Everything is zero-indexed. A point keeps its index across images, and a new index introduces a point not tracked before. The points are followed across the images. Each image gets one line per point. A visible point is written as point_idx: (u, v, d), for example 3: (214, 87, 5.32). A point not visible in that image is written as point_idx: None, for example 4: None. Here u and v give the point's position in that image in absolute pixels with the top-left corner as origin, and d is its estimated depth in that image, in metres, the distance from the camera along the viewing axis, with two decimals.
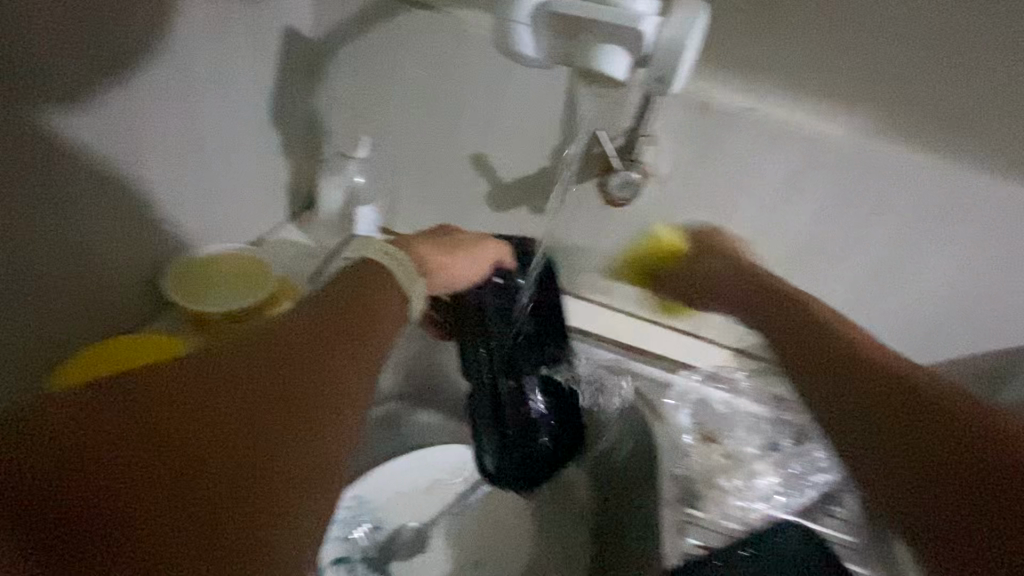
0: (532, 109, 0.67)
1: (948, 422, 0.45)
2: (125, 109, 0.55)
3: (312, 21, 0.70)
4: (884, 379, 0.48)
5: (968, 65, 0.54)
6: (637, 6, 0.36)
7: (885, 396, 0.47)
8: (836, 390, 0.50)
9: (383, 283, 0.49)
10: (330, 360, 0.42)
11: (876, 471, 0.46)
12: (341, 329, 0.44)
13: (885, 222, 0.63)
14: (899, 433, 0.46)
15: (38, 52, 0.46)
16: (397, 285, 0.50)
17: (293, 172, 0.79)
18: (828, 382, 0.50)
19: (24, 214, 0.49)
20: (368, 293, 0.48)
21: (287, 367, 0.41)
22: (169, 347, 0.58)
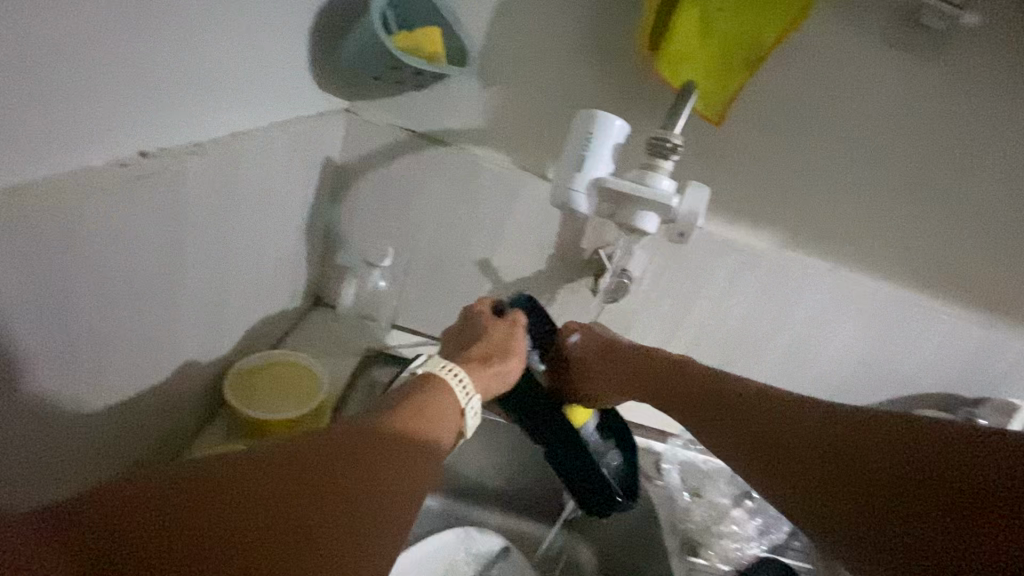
0: (536, 227, 0.81)
1: (847, 439, 0.52)
2: (247, 236, 0.61)
3: (344, 148, 0.79)
4: (729, 400, 0.59)
5: (848, 206, 0.78)
6: (665, 187, 0.52)
7: (740, 413, 0.58)
8: (702, 420, 0.60)
9: (436, 389, 0.47)
10: (397, 456, 0.38)
11: (767, 475, 0.55)
12: (403, 429, 0.40)
13: (799, 309, 0.85)
14: (795, 443, 0.54)
15: (193, 171, 0.48)
16: (454, 392, 0.48)
17: (310, 276, 0.84)
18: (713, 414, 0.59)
19: (134, 333, 0.48)
20: (426, 404, 0.45)
21: (364, 451, 0.36)
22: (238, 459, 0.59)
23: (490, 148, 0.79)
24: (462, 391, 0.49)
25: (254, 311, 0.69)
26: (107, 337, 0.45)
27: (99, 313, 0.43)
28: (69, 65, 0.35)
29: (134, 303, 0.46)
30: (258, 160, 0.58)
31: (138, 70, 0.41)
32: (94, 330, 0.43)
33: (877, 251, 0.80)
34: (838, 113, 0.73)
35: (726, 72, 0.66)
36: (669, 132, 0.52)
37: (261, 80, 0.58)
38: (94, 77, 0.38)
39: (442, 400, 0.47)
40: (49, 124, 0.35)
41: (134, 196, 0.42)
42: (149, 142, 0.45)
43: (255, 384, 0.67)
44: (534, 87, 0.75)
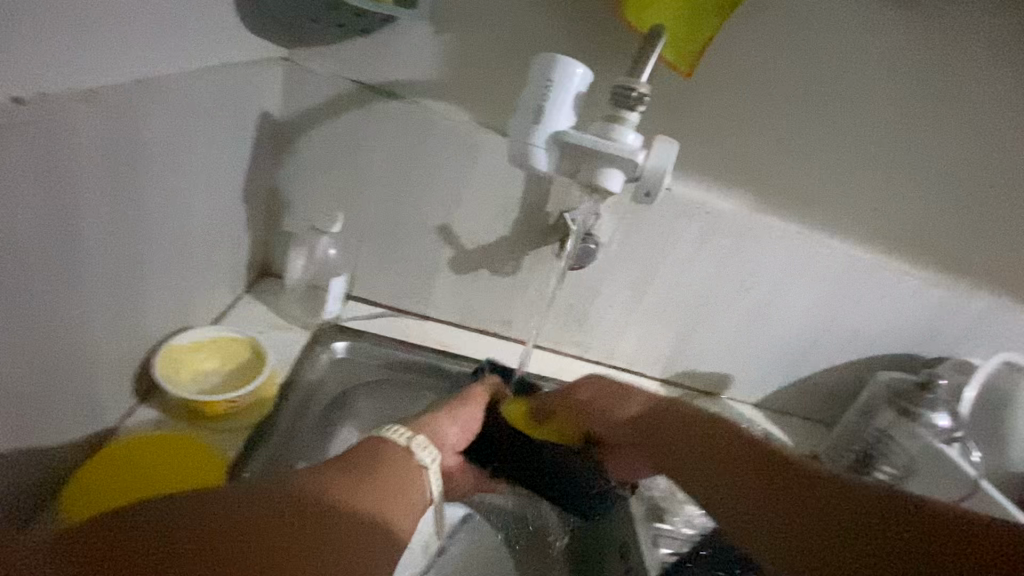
0: (497, 190, 0.76)
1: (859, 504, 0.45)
2: (164, 200, 0.54)
3: (284, 102, 0.72)
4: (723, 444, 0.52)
5: (817, 167, 0.76)
6: (629, 141, 0.47)
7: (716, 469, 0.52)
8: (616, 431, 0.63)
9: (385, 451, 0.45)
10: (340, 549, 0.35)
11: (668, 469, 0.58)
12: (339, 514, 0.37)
13: (764, 274, 0.83)
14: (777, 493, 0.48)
15: (77, 112, 0.40)
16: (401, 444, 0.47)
17: (252, 246, 0.77)
18: (693, 446, 0.53)
19: (29, 306, 0.41)
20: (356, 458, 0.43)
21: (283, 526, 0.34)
22: (182, 451, 0.55)
23: (446, 103, 0.73)
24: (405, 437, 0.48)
25: (185, 284, 0.62)
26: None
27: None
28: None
29: (22, 270, 0.39)
30: (171, 111, 0.51)
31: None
32: None
33: (845, 213, 0.79)
34: (811, 67, 0.70)
35: (697, 16, 0.61)
36: (633, 80, 0.47)
37: (173, 18, 0.51)
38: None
39: (395, 468, 0.44)
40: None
41: (2, 147, 0.35)
42: (23, 83, 0.37)
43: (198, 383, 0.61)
44: (492, 34, 0.69)
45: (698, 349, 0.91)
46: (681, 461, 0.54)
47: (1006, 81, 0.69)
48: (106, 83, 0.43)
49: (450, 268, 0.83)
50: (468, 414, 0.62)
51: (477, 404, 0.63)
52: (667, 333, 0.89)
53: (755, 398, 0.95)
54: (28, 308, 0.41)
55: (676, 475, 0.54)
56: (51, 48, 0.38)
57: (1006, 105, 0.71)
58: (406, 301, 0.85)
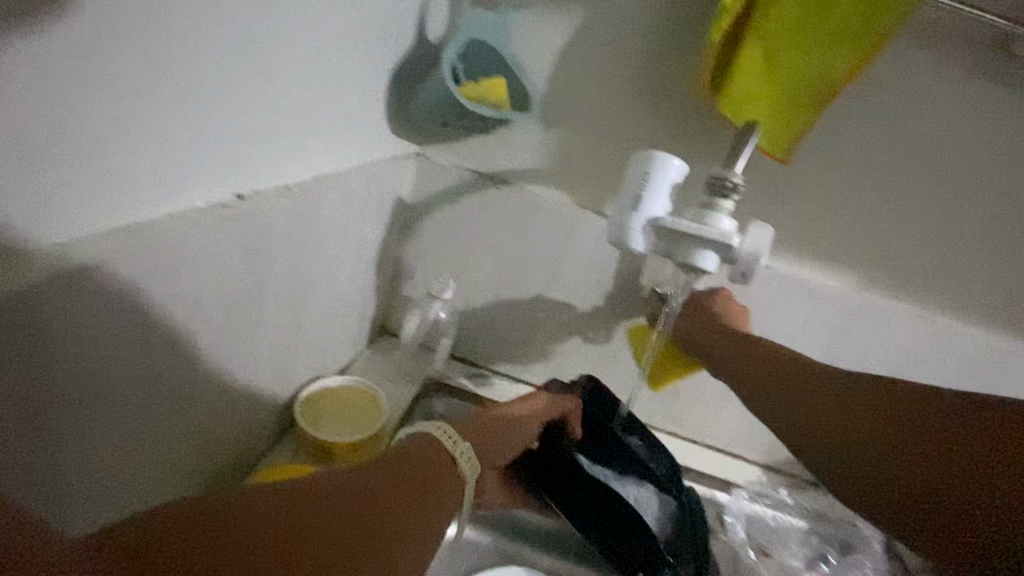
0: (595, 263, 0.82)
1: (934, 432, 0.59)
2: (321, 268, 0.66)
3: (414, 188, 0.84)
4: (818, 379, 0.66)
5: (931, 247, 0.74)
6: (724, 226, 0.51)
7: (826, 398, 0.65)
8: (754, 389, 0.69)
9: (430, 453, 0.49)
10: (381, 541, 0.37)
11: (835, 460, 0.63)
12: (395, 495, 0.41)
13: (877, 355, 0.79)
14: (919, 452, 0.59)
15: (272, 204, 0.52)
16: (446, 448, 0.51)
17: (377, 307, 0.88)
18: (841, 422, 0.63)
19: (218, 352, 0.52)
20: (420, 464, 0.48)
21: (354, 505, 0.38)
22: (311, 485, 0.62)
23: (552, 188, 0.81)
24: (447, 439, 0.52)
25: (325, 339, 0.74)
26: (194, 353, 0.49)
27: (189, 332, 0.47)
28: (171, 113, 0.41)
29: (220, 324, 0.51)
30: (336, 200, 0.64)
31: (228, 123, 0.47)
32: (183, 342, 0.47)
33: (968, 293, 0.75)
34: (921, 149, 0.70)
35: (793, 110, 0.65)
36: (727, 172, 0.51)
37: (343, 130, 0.65)
38: (188, 128, 0.43)
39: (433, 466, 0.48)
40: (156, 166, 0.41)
41: (223, 233, 0.47)
42: (243, 185, 0.50)
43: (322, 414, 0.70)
44: (595, 128, 0.77)
45: None
46: (818, 407, 0.65)
47: None
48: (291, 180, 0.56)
49: (547, 334, 0.88)
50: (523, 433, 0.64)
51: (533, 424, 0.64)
52: None
53: None
54: (218, 354, 0.52)
55: (807, 410, 0.65)
56: (256, 157, 0.51)
57: None
58: (505, 363, 0.91)
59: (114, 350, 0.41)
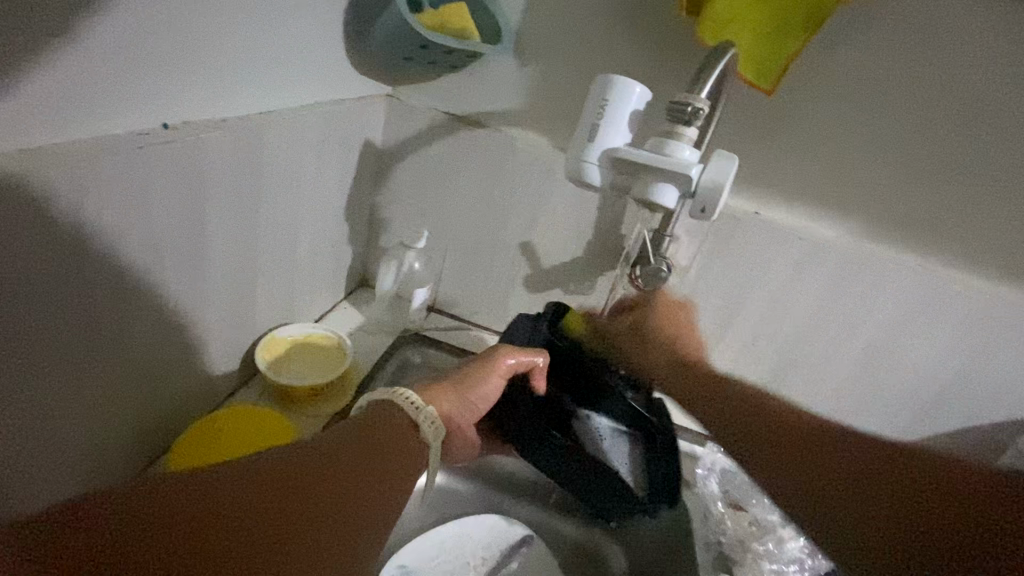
0: (573, 211, 0.78)
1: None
2: (277, 212, 0.64)
3: (386, 133, 0.81)
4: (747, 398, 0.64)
5: (935, 190, 0.68)
6: (682, 156, 0.47)
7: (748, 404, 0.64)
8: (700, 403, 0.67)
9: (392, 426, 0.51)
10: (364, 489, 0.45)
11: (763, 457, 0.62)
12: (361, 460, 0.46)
13: (872, 309, 0.74)
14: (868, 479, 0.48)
15: (207, 136, 0.50)
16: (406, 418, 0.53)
17: (353, 258, 0.87)
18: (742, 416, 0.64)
19: (154, 291, 0.51)
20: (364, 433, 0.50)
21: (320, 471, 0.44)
22: (268, 427, 0.62)
23: (528, 131, 0.77)
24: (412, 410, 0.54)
25: (290, 286, 0.73)
26: (126, 289, 0.48)
27: (114, 267, 0.46)
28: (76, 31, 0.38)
29: (151, 260, 0.49)
30: (286, 137, 0.61)
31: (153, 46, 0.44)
32: (112, 278, 0.46)
33: (975, 243, 0.69)
34: (929, 80, 0.63)
35: (781, 35, 0.59)
36: (691, 95, 0.46)
37: (295, 64, 0.61)
38: (104, 50, 0.41)
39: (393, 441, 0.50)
40: (68, 89, 0.39)
41: (147, 166, 0.45)
42: (171, 116, 0.48)
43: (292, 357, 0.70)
44: (572, 64, 0.72)
45: (792, 390, 0.83)
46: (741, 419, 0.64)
47: None
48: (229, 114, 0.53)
49: (526, 286, 0.86)
50: (485, 385, 0.64)
51: (493, 374, 0.64)
52: (756, 368, 0.83)
53: None
54: (154, 293, 0.51)
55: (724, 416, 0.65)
56: (188, 87, 0.49)
57: None
58: (485, 316, 0.90)
59: (39, 284, 0.40)
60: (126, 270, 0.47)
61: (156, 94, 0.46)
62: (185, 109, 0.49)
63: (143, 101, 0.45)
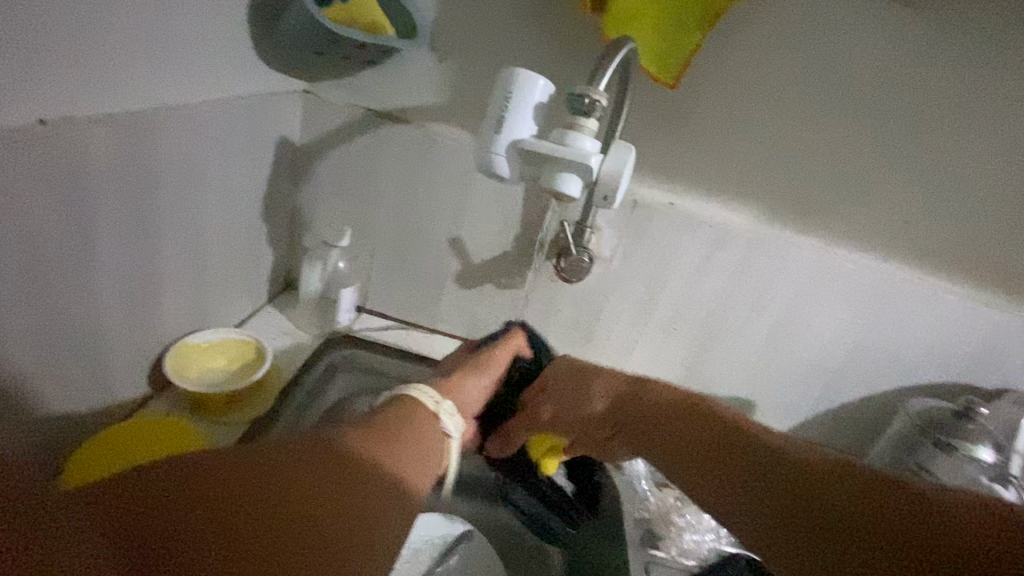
0: (497, 205, 0.79)
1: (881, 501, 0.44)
2: (180, 211, 0.61)
3: (303, 129, 0.79)
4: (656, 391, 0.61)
5: (826, 177, 0.73)
6: (584, 146, 0.48)
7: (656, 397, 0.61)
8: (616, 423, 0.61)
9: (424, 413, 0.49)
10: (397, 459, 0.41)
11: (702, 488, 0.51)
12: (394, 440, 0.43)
13: (779, 288, 0.79)
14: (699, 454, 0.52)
15: (89, 127, 0.47)
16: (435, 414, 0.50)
17: (274, 260, 0.84)
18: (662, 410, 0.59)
19: (36, 296, 0.47)
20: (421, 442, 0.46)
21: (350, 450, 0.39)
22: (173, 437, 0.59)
23: (448, 125, 0.77)
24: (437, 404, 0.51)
25: (201, 289, 0.69)
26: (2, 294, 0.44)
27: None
28: None
29: (30, 262, 0.46)
30: (186, 131, 0.58)
31: (21, 32, 0.41)
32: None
33: (863, 226, 0.75)
34: (814, 75, 0.69)
35: (679, 29, 0.62)
36: (589, 88, 0.48)
37: (192, 55, 0.59)
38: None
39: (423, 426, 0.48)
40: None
41: (15, 161, 0.42)
42: (48, 108, 0.45)
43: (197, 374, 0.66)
44: (488, 59, 0.72)
45: (712, 370, 0.87)
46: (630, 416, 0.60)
47: None
48: (117, 105, 0.50)
49: (456, 282, 0.86)
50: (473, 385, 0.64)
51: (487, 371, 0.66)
52: (679, 352, 0.86)
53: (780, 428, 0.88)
54: (36, 298, 0.47)
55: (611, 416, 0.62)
56: (67, 74, 0.45)
57: None
58: (416, 315, 0.89)
59: None
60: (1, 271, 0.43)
61: (32, 83, 0.43)
62: (68, 99, 0.46)
63: (16, 87, 0.42)
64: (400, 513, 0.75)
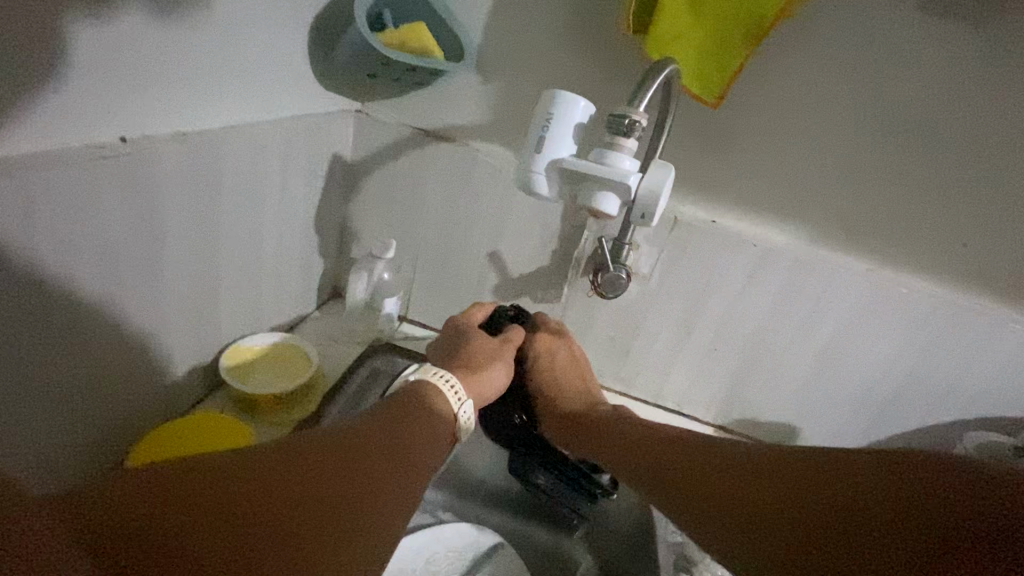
0: (537, 220, 0.80)
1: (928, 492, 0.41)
2: (240, 222, 0.66)
3: (355, 146, 0.84)
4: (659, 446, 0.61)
5: (877, 198, 0.71)
6: (621, 166, 0.49)
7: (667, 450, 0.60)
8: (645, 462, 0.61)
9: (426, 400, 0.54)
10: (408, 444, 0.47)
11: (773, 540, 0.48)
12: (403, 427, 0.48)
13: (826, 310, 0.77)
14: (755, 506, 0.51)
15: (167, 148, 0.52)
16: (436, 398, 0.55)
17: (324, 269, 0.89)
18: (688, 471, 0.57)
19: (114, 300, 0.52)
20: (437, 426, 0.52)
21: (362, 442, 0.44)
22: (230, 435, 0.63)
23: (491, 143, 0.79)
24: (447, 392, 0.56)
25: (257, 294, 0.74)
26: (86, 296, 0.49)
27: (74, 274, 0.47)
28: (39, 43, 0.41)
29: (112, 269, 0.51)
30: (250, 150, 0.63)
31: (109, 58, 0.46)
32: (75, 283, 0.48)
33: (921, 248, 0.72)
34: (866, 93, 0.67)
35: (722, 50, 0.62)
36: (629, 109, 0.49)
37: (257, 77, 0.63)
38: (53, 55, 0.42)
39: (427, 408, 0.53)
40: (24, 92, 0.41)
41: (99, 172, 0.46)
42: (130, 128, 0.50)
43: (250, 381, 0.69)
44: (532, 79, 0.75)
45: (754, 392, 0.84)
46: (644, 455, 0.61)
47: None
48: (190, 126, 0.56)
49: (494, 295, 0.87)
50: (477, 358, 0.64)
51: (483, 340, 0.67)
52: (720, 372, 0.85)
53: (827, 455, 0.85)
54: (113, 301, 0.52)
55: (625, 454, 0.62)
56: (150, 101, 0.51)
57: None
58: None
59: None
60: (89, 275, 0.49)
61: (121, 108, 0.48)
62: (150, 122, 0.51)
63: (106, 110, 0.47)
64: (432, 520, 0.76)
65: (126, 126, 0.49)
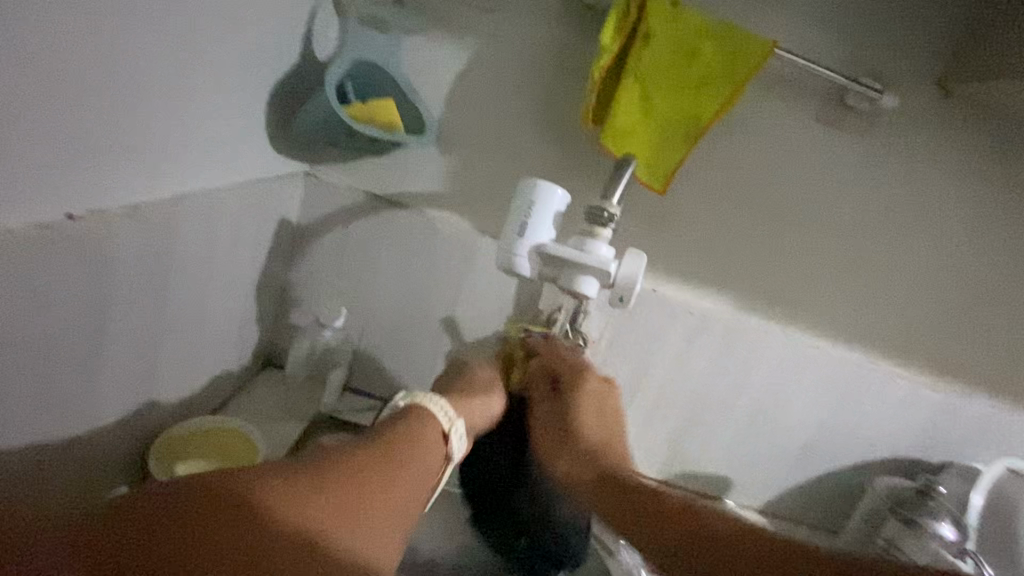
0: (494, 287, 0.81)
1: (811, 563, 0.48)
2: (182, 292, 0.59)
3: (302, 210, 0.80)
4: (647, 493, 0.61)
5: (790, 270, 0.82)
6: (601, 252, 0.53)
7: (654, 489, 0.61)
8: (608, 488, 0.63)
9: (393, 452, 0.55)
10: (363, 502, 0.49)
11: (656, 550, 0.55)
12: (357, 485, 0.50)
13: (752, 369, 0.85)
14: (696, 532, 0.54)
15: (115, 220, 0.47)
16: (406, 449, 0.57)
17: (259, 337, 0.81)
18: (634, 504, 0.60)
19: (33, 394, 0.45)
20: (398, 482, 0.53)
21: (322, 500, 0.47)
22: None
23: (449, 211, 0.80)
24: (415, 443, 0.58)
25: (189, 372, 0.66)
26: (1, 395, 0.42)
27: None
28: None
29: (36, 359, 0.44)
30: (200, 218, 0.58)
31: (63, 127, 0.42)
32: None
33: (826, 313, 0.83)
34: (778, 183, 0.79)
35: (668, 143, 0.70)
36: (606, 202, 0.54)
37: (213, 142, 0.60)
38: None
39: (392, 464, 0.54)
40: None
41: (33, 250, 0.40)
42: (78, 203, 0.44)
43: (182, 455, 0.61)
44: (491, 153, 0.78)
45: (694, 446, 0.90)
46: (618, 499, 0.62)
47: (965, 196, 0.77)
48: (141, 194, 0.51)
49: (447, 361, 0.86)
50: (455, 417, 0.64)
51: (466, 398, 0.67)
52: (663, 430, 0.89)
53: (758, 502, 0.92)
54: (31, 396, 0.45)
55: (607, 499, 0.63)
56: (102, 171, 0.46)
57: (968, 217, 0.77)
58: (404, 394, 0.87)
59: None
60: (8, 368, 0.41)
61: (66, 178, 0.43)
62: (100, 192, 0.46)
63: (49, 182, 0.42)
64: None
65: (71, 199, 0.44)
